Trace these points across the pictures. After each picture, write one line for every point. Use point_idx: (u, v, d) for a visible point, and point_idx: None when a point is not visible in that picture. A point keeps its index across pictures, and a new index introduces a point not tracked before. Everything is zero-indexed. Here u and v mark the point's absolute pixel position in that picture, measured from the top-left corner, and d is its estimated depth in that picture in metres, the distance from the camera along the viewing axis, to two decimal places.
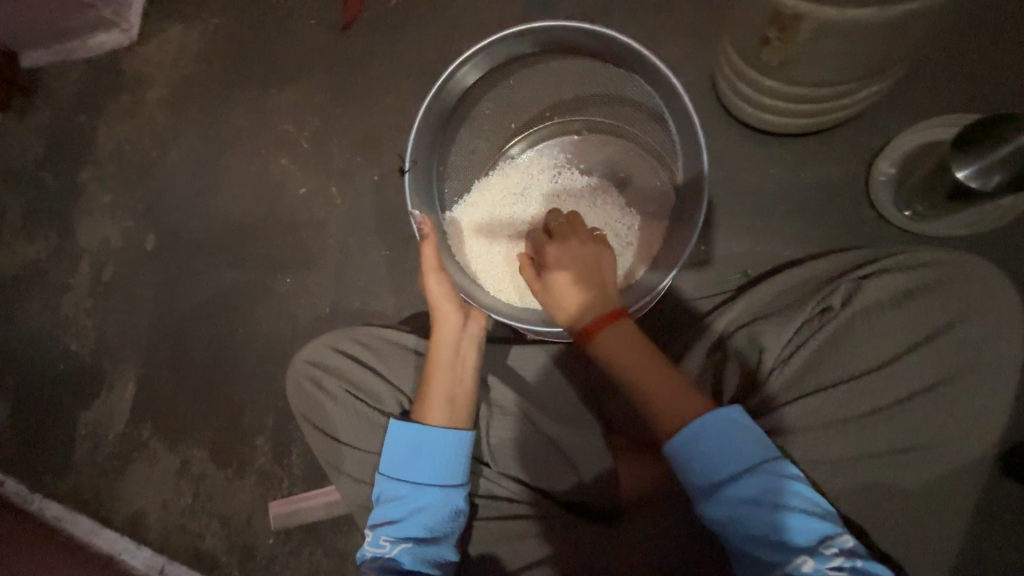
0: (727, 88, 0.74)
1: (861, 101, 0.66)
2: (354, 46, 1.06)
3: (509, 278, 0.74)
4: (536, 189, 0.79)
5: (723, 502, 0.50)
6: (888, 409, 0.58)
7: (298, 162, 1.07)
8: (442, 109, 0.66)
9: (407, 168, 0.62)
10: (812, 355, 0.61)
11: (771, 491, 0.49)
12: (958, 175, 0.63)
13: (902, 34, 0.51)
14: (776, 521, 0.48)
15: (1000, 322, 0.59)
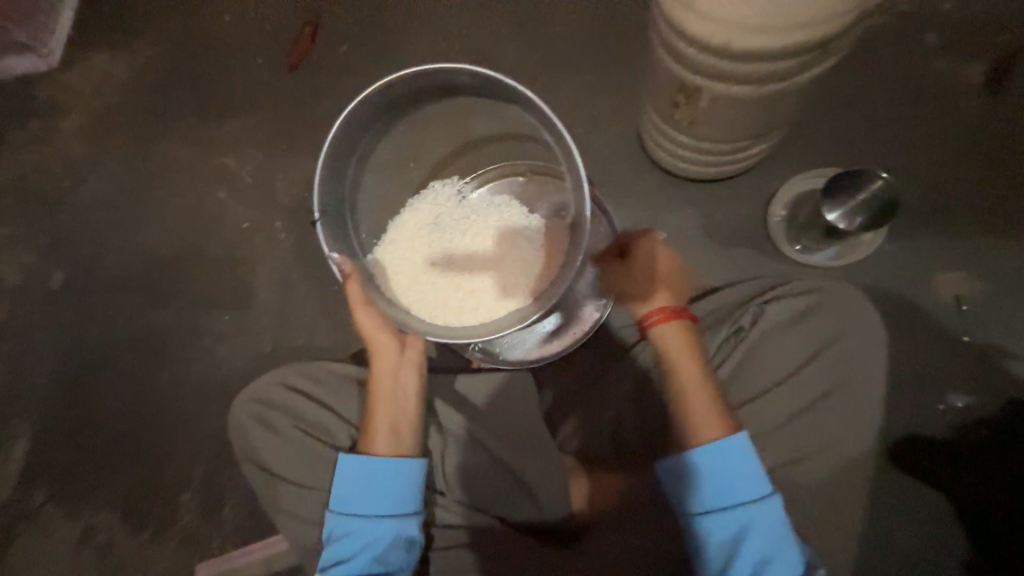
0: (649, 140, 0.86)
1: (752, 156, 0.79)
2: (300, 85, 1.08)
3: (443, 304, 0.79)
4: (452, 217, 0.85)
5: (730, 513, 0.54)
6: (787, 416, 0.67)
7: (238, 197, 1.05)
8: (347, 142, 0.70)
9: (316, 218, 0.65)
10: (726, 372, 0.70)
11: (745, 517, 0.54)
12: (828, 216, 0.76)
13: (779, 106, 0.63)
14: (737, 538, 0.54)
15: (874, 334, 0.70)
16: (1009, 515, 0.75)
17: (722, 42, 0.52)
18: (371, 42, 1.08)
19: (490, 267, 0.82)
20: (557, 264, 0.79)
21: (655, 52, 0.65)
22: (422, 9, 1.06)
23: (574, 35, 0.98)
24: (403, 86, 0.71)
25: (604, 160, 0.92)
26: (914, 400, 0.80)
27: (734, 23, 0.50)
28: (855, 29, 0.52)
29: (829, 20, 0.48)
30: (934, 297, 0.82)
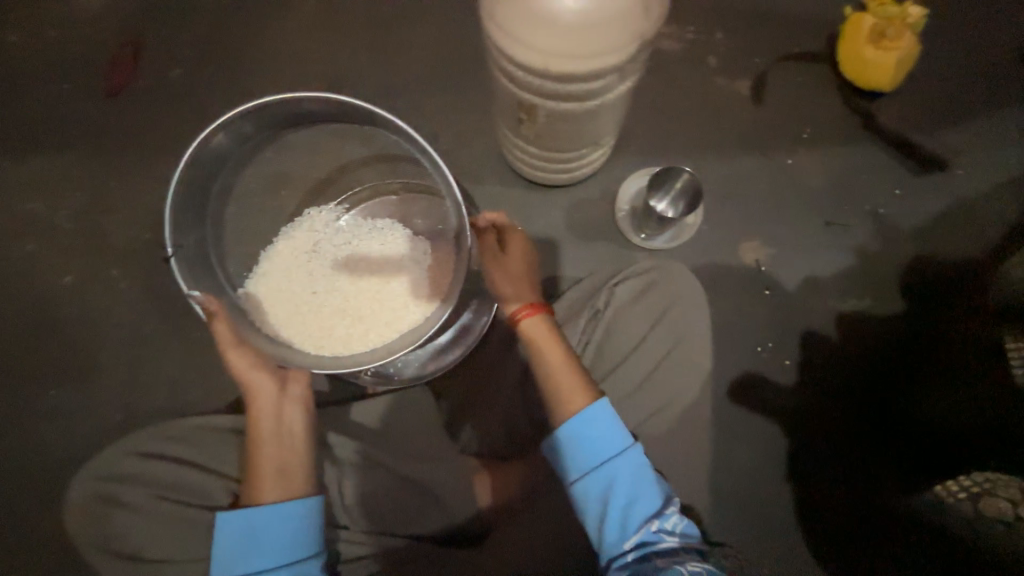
0: (509, 153, 0.93)
1: (593, 163, 0.91)
2: (144, 124, 1.01)
3: (329, 333, 0.77)
4: (330, 241, 0.82)
5: (598, 473, 0.56)
6: (645, 380, 0.67)
7: (67, 252, 0.95)
8: (200, 174, 0.71)
9: (170, 252, 0.65)
10: (591, 350, 0.70)
11: (609, 472, 0.55)
12: (653, 206, 0.87)
13: (600, 120, 0.74)
14: (607, 495, 0.55)
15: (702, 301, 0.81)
16: (836, 444, 0.87)
17: (542, 66, 0.60)
18: (211, 70, 1.03)
19: (377, 288, 0.79)
20: (447, 278, 0.79)
21: (496, 76, 0.72)
22: (275, 39, 1.04)
23: (432, 57, 1.01)
24: (251, 120, 0.73)
25: (472, 172, 0.97)
26: (770, 358, 0.89)
27: (548, 50, 0.58)
28: (642, 52, 0.63)
29: (617, 48, 0.58)
30: (750, 265, 0.91)
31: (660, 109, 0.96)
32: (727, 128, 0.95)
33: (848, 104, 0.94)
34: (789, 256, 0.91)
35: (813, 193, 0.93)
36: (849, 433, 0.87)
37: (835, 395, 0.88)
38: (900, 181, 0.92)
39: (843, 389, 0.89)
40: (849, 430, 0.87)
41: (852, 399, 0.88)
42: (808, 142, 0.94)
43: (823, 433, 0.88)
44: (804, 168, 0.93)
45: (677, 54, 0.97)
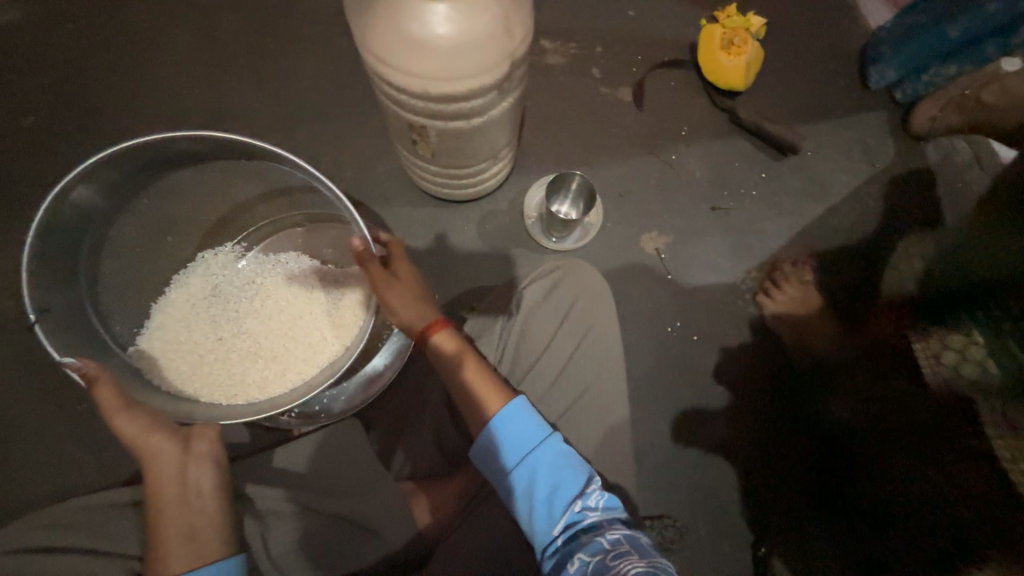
0: (412, 173, 0.94)
1: (497, 173, 0.94)
2: (9, 181, 0.92)
3: (241, 381, 0.72)
4: (229, 284, 0.79)
5: (522, 465, 0.58)
6: (559, 375, 0.70)
7: None
8: (60, 231, 0.64)
9: (33, 318, 0.58)
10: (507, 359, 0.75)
11: (532, 462, 0.58)
12: (552, 208, 0.96)
13: (492, 132, 0.77)
14: (532, 485, 0.57)
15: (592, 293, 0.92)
16: (779, 463, 0.93)
17: (422, 89, 0.62)
18: (74, 118, 0.96)
19: (288, 326, 0.77)
20: (363, 303, 0.77)
21: (383, 102, 0.73)
22: (147, 79, 0.98)
23: (324, 84, 1.00)
24: (117, 165, 0.66)
25: (378, 197, 0.97)
26: (679, 337, 0.97)
27: (425, 74, 0.61)
28: (516, 71, 0.68)
29: (490, 69, 0.62)
30: (652, 254, 0.99)
31: (552, 120, 1.03)
32: (615, 132, 1.03)
33: (714, 103, 1.06)
34: (683, 241, 1.00)
35: (696, 183, 1.03)
36: (786, 452, 0.93)
37: (771, 414, 0.95)
38: (766, 166, 1.05)
39: (777, 406, 0.95)
40: (789, 451, 0.93)
41: (784, 415, 0.95)
42: (686, 142, 1.04)
43: (767, 453, 0.94)
44: (687, 162, 1.03)
45: (561, 67, 1.05)
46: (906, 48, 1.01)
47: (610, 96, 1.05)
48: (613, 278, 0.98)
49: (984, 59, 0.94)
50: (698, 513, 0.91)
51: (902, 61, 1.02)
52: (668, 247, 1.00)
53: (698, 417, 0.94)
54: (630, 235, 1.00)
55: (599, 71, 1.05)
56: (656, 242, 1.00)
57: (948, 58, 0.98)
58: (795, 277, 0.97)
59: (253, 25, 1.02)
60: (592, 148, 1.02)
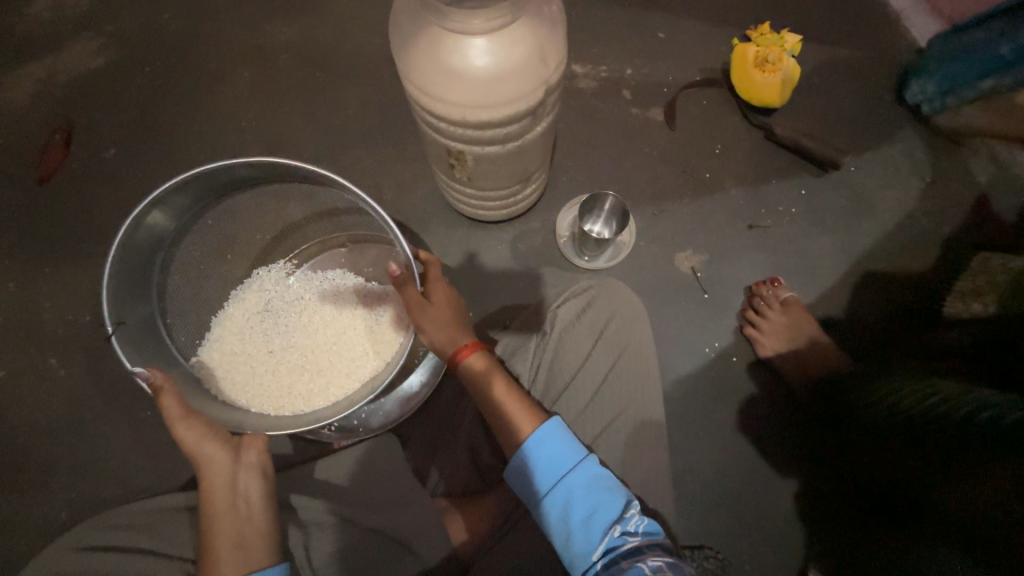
0: (448, 197, 0.98)
1: (530, 195, 0.97)
2: (90, 209, 1.02)
3: (289, 391, 0.77)
4: (281, 301, 0.85)
5: (559, 489, 0.57)
6: (594, 394, 0.70)
7: (12, 344, 0.94)
8: (137, 250, 0.69)
9: (109, 330, 0.63)
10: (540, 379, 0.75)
11: (568, 487, 0.57)
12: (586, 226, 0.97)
13: (526, 154, 0.79)
14: (570, 511, 0.56)
15: None
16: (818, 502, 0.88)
17: (461, 117, 0.65)
18: (150, 149, 1.06)
19: (334, 342, 0.81)
20: (403, 321, 0.80)
21: (422, 129, 0.77)
22: (211, 113, 1.08)
23: (368, 114, 1.06)
24: (186, 192, 0.70)
25: (416, 218, 1.01)
26: (718, 357, 0.94)
27: (463, 104, 0.64)
28: (550, 96, 0.70)
29: (525, 95, 0.65)
30: (687, 273, 0.98)
31: (584, 142, 1.05)
32: (647, 151, 1.04)
33: (749, 121, 1.05)
34: (719, 260, 0.98)
35: (731, 201, 1.01)
36: (831, 494, 0.87)
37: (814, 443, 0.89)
38: (806, 182, 1.02)
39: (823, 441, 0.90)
40: (835, 496, 0.87)
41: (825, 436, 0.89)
42: (721, 160, 1.03)
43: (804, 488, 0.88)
44: (721, 180, 1.02)
45: (592, 90, 1.07)
46: (952, 64, 0.98)
47: (642, 117, 1.06)
48: (647, 297, 0.96)
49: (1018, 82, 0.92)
50: (739, 543, 0.87)
51: (943, 77, 0.99)
52: (704, 266, 0.98)
53: (737, 441, 0.91)
54: (664, 254, 0.99)
55: (631, 93, 1.07)
56: (691, 261, 0.98)
57: (989, 74, 0.94)
58: (776, 299, 0.93)
59: (303, 62, 1.10)
60: (623, 168, 1.03)
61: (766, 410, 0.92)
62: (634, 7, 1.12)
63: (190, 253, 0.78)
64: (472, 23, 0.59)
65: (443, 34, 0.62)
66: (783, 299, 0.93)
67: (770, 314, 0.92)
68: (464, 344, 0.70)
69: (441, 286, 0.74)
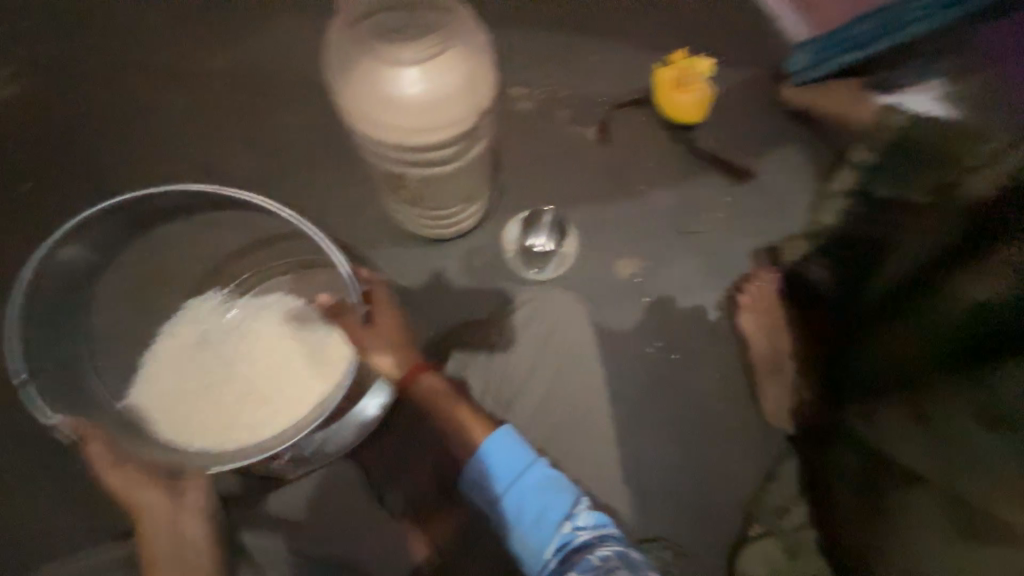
0: (395, 219, 1.01)
1: (474, 214, 1.01)
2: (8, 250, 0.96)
3: (230, 427, 0.74)
4: (216, 329, 0.79)
5: (511, 492, 0.60)
6: None
7: None
8: (52, 290, 0.73)
9: (22, 379, 0.66)
10: None
11: (521, 489, 0.59)
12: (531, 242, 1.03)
13: (465, 175, 0.83)
14: (523, 513, 0.58)
15: (567, 325, 0.98)
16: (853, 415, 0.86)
17: (397, 143, 0.69)
18: (72, 183, 1.01)
19: (276, 370, 0.77)
20: (348, 344, 0.78)
21: (365, 155, 0.80)
22: (141, 143, 1.04)
23: (308, 140, 1.06)
24: (98, 228, 0.75)
25: (363, 241, 1.01)
26: (661, 356, 1.00)
27: (399, 131, 0.67)
28: (484, 121, 0.74)
29: (459, 122, 0.68)
30: (627, 279, 1.04)
31: (525, 160, 1.10)
32: (584, 168, 1.10)
33: (675, 136, 1.13)
34: (656, 265, 1.05)
35: (663, 210, 1.09)
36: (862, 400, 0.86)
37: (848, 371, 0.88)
38: (729, 190, 1.10)
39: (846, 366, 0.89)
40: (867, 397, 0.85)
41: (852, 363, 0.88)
42: (652, 172, 1.11)
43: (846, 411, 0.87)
44: (654, 190, 1.10)
45: (529, 112, 1.13)
46: (823, 40, 1.07)
47: (576, 136, 1.12)
48: (593, 305, 1.01)
49: (905, 44, 0.97)
50: (691, 531, 0.92)
51: (821, 53, 1.07)
52: (643, 272, 1.05)
53: (684, 433, 0.96)
54: (605, 263, 1.05)
55: (565, 114, 1.14)
56: (630, 268, 1.05)
57: (875, 38, 0.99)
58: (760, 290, 1.01)
59: (238, 89, 1.08)
60: (562, 185, 1.09)
61: (708, 402, 0.98)
62: (565, 31, 1.18)
63: (121, 284, 0.82)
64: (404, 57, 0.63)
65: (375, 66, 0.65)
66: (761, 288, 1.01)
67: (707, 317, 1.02)
68: (410, 364, 0.75)
69: (385, 311, 0.76)
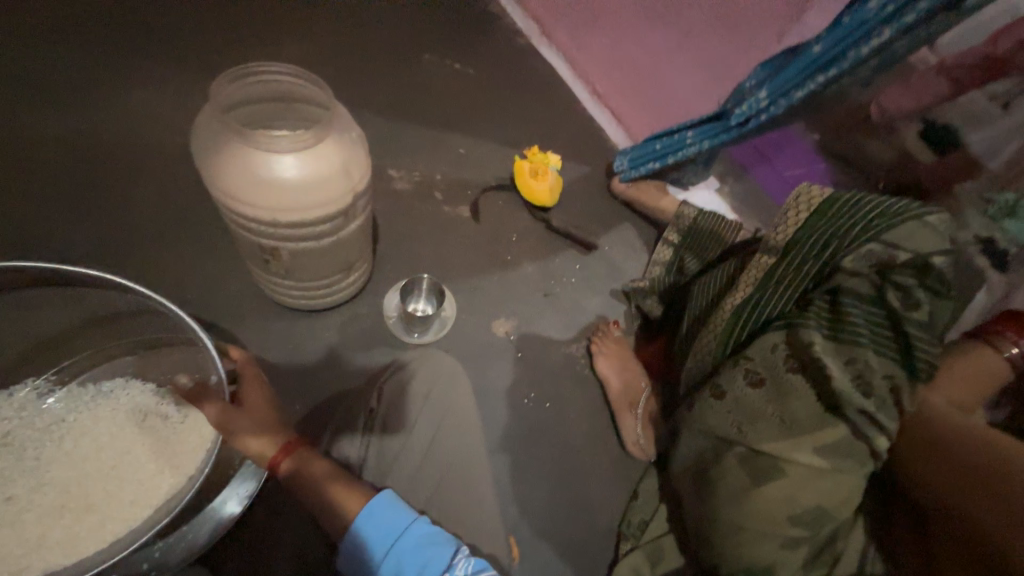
0: (266, 292, 0.99)
1: (354, 282, 1.03)
2: None
3: (38, 541, 0.63)
4: (30, 428, 0.70)
5: (389, 560, 0.60)
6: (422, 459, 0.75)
7: None
8: None
9: None
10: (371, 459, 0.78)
11: (398, 556, 0.60)
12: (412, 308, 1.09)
13: (343, 247, 0.87)
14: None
15: None
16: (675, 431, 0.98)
17: (271, 219, 0.72)
18: None
19: (108, 468, 0.69)
20: (204, 428, 0.72)
21: (234, 229, 0.80)
22: None
23: (170, 217, 1.04)
24: None
25: (231, 316, 0.98)
26: (535, 405, 1.10)
27: (271, 209, 0.71)
28: (360, 200, 0.81)
29: (332, 201, 0.74)
30: (502, 337, 1.15)
31: (404, 235, 1.20)
32: (459, 240, 1.24)
33: (533, 214, 1.34)
34: (526, 323, 1.18)
35: (529, 274, 1.25)
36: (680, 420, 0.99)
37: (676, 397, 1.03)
38: (579, 257, 1.31)
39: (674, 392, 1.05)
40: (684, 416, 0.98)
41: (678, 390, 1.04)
42: (517, 243, 1.28)
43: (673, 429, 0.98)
44: (520, 259, 1.26)
45: (407, 191, 1.25)
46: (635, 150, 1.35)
47: (450, 213, 1.26)
48: (471, 364, 1.09)
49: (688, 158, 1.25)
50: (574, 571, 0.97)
51: (634, 157, 1.35)
52: (515, 329, 1.17)
53: (561, 474, 1.05)
54: (481, 324, 1.15)
55: (440, 194, 1.28)
56: (503, 327, 1.16)
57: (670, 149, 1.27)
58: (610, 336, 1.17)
59: (92, 170, 1.05)
60: (440, 255, 1.20)
61: (580, 442, 1.09)
62: (437, 127, 1.36)
63: None
64: (278, 143, 0.68)
65: (245, 151, 0.69)
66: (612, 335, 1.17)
67: (576, 368, 1.16)
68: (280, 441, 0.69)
69: (253, 387, 0.74)
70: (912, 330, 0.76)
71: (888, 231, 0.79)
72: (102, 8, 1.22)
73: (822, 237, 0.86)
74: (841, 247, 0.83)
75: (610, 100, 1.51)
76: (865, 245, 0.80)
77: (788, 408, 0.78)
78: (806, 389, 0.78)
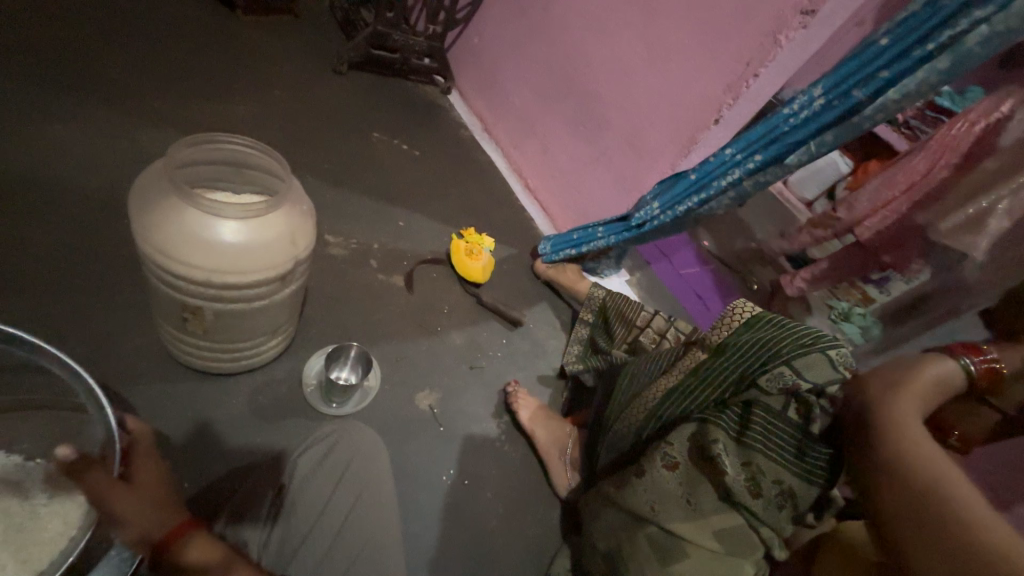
0: (175, 350, 0.93)
1: (276, 344, 1.00)
2: None
3: None
4: None
5: None
6: (333, 539, 0.72)
7: None
8: None
9: None
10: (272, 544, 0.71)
11: None
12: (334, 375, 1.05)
13: (276, 309, 0.86)
14: None
15: None
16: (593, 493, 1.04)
17: (207, 278, 0.71)
18: None
19: None
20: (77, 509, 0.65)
21: (156, 284, 0.77)
22: None
23: (70, 269, 0.96)
24: None
25: (124, 381, 0.91)
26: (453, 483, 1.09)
27: (209, 268, 0.71)
28: (300, 265, 0.82)
29: (272, 264, 0.75)
30: (425, 410, 1.15)
31: (334, 299, 1.19)
32: (390, 309, 1.26)
33: (466, 290, 1.41)
34: (450, 396, 1.20)
35: (457, 348, 1.29)
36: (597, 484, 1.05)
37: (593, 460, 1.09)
38: (504, 333, 1.39)
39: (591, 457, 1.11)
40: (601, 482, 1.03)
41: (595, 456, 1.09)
42: (447, 316, 1.33)
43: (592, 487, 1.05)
44: (448, 331, 1.31)
45: (342, 258, 1.27)
46: (558, 237, 1.53)
47: (384, 283, 1.29)
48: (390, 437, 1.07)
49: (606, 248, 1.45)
50: None
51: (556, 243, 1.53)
52: (438, 403, 1.18)
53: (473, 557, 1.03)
54: (404, 395, 1.14)
55: (375, 263, 1.31)
56: (427, 399, 1.17)
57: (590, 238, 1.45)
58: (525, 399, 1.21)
59: None
60: (369, 323, 1.21)
61: (495, 521, 1.09)
62: (379, 200, 1.43)
63: None
64: (226, 209, 0.69)
65: (190, 211, 0.69)
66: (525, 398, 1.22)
67: (496, 444, 1.18)
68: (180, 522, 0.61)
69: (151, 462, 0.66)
70: (813, 446, 0.81)
71: (801, 358, 0.84)
72: (33, 52, 1.18)
73: (745, 351, 0.91)
74: (765, 364, 0.87)
75: (540, 193, 1.70)
76: (781, 368, 0.84)
77: (695, 489, 0.84)
78: (710, 482, 0.84)
